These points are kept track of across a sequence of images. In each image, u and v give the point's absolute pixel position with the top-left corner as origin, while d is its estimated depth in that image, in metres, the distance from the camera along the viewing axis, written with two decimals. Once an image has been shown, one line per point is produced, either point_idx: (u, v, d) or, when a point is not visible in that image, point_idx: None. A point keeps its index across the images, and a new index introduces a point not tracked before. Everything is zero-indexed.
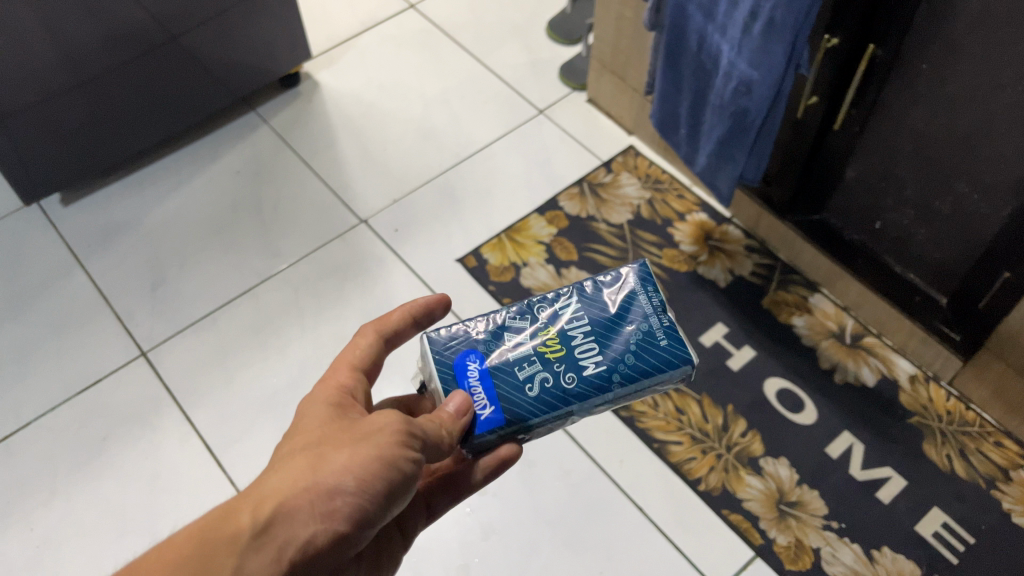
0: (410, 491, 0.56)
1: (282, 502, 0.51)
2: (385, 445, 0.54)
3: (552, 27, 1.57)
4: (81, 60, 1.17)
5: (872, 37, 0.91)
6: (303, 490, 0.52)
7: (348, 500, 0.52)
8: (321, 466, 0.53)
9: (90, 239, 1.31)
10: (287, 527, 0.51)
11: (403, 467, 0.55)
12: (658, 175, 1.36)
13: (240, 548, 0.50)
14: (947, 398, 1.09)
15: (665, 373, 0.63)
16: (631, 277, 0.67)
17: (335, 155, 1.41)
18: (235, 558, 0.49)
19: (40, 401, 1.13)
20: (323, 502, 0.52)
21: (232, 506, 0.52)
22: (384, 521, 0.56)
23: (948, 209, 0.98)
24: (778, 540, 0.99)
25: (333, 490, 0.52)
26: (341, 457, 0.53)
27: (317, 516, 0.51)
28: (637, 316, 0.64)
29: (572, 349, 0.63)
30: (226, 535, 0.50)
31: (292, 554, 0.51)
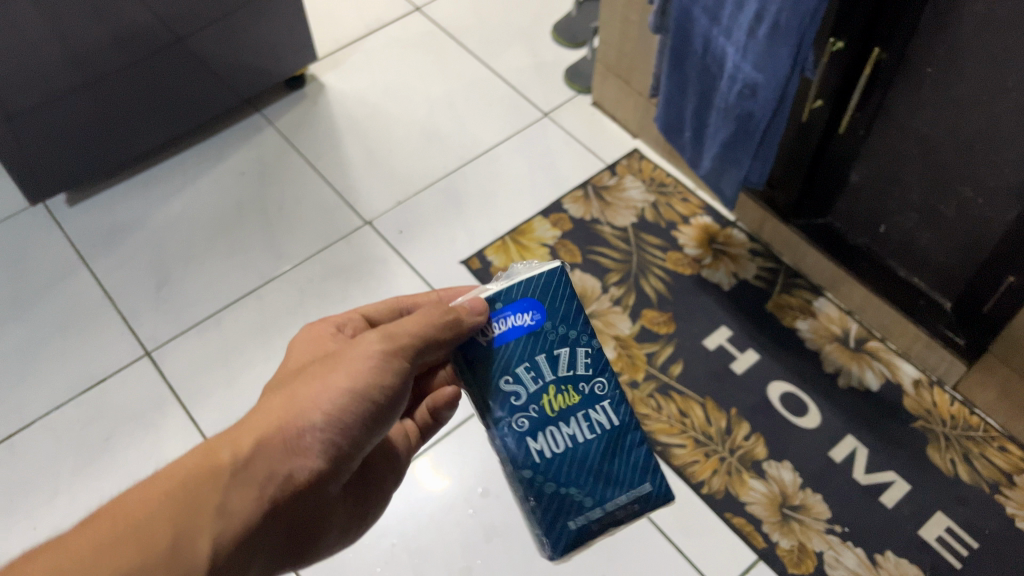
0: (387, 416, 0.60)
1: (259, 440, 0.55)
2: (358, 376, 0.58)
3: (556, 31, 1.57)
4: (87, 60, 1.17)
5: (877, 41, 0.91)
6: (277, 429, 0.55)
7: (318, 436, 0.56)
8: (295, 401, 0.56)
9: (95, 239, 1.31)
10: (264, 466, 0.54)
11: (376, 396, 0.58)
12: (663, 179, 1.36)
13: (221, 486, 0.52)
14: (951, 403, 1.09)
15: (538, 530, 0.59)
16: (649, 489, 0.61)
17: (340, 157, 1.41)
18: (218, 496, 0.52)
19: (44, 400, 1.14)
20: (294, 439, 0.55)
21: (213, 441, 0.55)
22: (364, 448, 0.60)
23: (952, 212, 0.98)
24: (781, 544, 0.98)
25: (305, 427, 0.56)
26: (314, 392, 0.57)
27: (290, 453, 0.55)
28: (601, 495, 0.60)
29: (558, 416, 0.60)
30: (207, 471, 0.52)
31: (270, 490, 0.55)
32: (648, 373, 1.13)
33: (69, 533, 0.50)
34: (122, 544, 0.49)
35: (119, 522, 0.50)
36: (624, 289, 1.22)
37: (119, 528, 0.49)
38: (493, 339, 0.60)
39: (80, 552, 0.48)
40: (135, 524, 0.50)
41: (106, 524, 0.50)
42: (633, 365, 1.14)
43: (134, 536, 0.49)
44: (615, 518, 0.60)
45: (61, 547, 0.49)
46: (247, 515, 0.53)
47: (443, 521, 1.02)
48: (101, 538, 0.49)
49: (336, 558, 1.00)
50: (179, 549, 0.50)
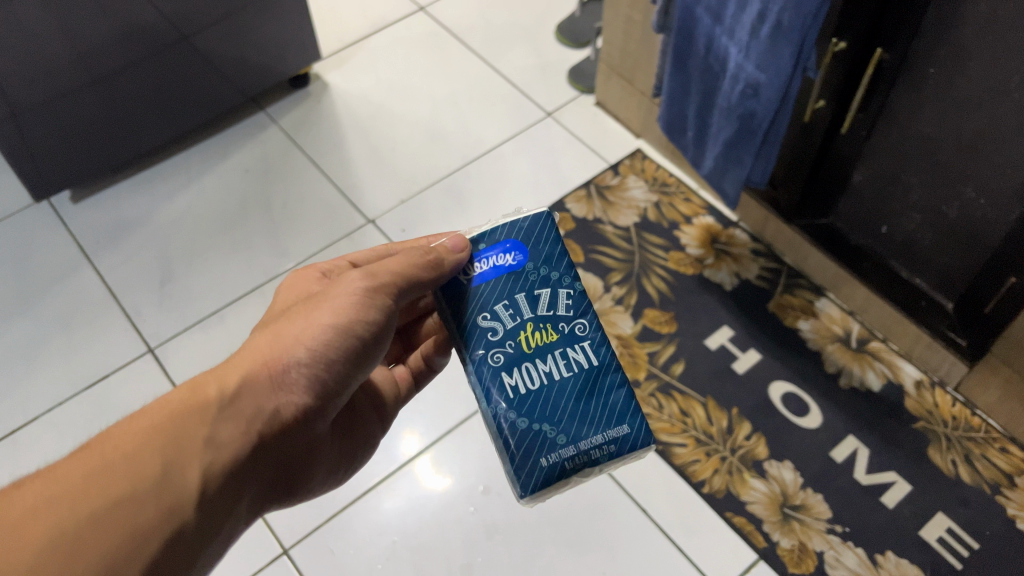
0: (370, 354, 0.61)
1: (245, 375, 0.55)
2: (341, 312, 0.58)
3: (560, 31, 1.58)
4: (92, 58, 1.18)
5: (880, 42, 0.91)
6: (263, 365, 0.56)
7: (303, 370, 0.57)
8: (280, 338, 0.57)
9: (99, 235, 1.32)
10: (251, 400, 0.54)
11: (360, 331, 0.59)
12: (666, 178, 1.36)
13: (209, 419, 0.52)
14: (952, 404, 1.09)
15: (510, 466, 0.57)
16: (627, 431, 0.59)
17: (344, 156, 1.41)
18: (206, 429, 0.52)
19: (48, 396, 1.14)
20: (280, 374, 0.56)
21: (198, 378, 0.54)
22: (348, 387, 0.61)
23: (955, 213, 0.98)
24: (781, 544, 0.98)
25: (290, 362, 0.56)
26: (297, 329, 0.57)
27: (275, 388, 0.56)
28: (578, 434, 0.58)
29: (535, 352, 0.60)
30: (193, 406, 0.52)
31: (258, 425, 0.55)
32: (650, 372, 1.13)
33: (58, 465, 0.49)
34: (111, 475, 0.48)
35: (109, 454, 0.49)
36: (627, 288, 1.22)
37: (108, 459, 0.49)
38: (474, 277, 0.61)
39: (70, 482, 0.48)
40: (125, 455, 0.49)
41: (96, 455, 0.49)
42: (634, 364, 1.14)
43: (124, 467, 0.49)
44: (591, 460, 0.58)
45: (51, 477, 0.48)
46: (236, 448, 0.53)
47: (444, 519, 1.02)
48: (90, 468, 0.49)
49: (337, 556, 1.00)
50: (168, 479, 0.50)
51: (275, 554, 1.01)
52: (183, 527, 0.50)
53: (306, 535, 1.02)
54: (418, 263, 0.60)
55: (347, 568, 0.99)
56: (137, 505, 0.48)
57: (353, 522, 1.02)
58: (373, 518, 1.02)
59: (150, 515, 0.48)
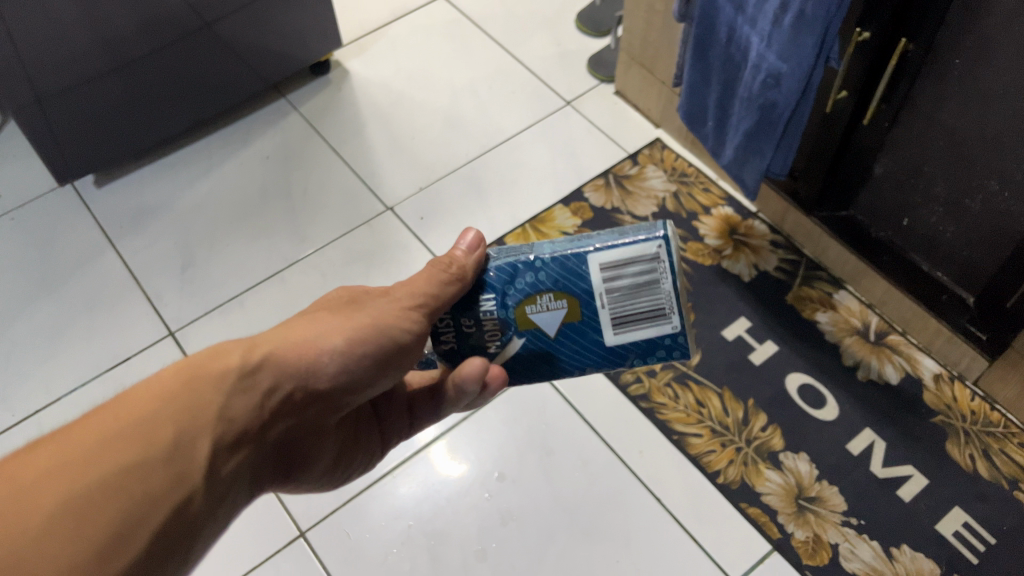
0: (401, 362, 0.62)
1: (273, 350, 0.55)
2: (384, 316, 0.61)
3: (581, 19, 1.57)
4: (117, 44, 1.19)
5: (905, 32, 0.89)
6: (291, 343, 0.56)
7: (334, 359, 0.57)
8: (320, 327, 0.58)
9: (122, 220, 1.33)
10: (272, 374, 0.54)
11: (396, 336, 0.60)
12: (684, 168, 1.35)
13: (226, 387, 0.51)
14: (971, 398, 1.08)
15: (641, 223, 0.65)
16: (675, 328, 0.63)
17: (364, 143, 1.42)
18: (222, 398, 0.51)
19: (71, 376, 1.16)
20: (307, 357, 0.56)
21: (223, 345, 0.54)
22: (373, 386, 0.61)
23: (978, 206, 0.97)
24: (796, 535, 0.98)
25: (325, 348, 0.57)
26: (335, 322, 0.59)
27: (302, 368, 0.56)
28: None
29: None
30: (212, 372, 0.51)
31: (271, 400, 0.54)
32: (666, 362, 1.13)
33: (71, 428, 0.47)
34: (126, 441, 0.46)
35: (122, 418, 0.47)
36: None
37: (121, 425, 0.47)
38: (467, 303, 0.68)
39: (83, 445, 0.45)
40: (139, 421, 0.47)
41: (111, 419, 0.47)
42: None
43: (137, 435, 0.47)
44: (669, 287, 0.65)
45: (62, 441, 0.46)
46: (248, 419, 0.52)
47: (459, 505, 1.03)
48: (106, 430, 0.46)
49: (354, 539, 1.01)
50: (181, 447, 0.48)
51: (292, 537, 1.02)
52: (191, 499, 0.48)
53: (322, 518, 1.03)
54: (441, 276, 0.62)
55: (362, 552, 1.00)
56: (145, 474, 0.46)
57: (369, 506, 1.03)
58: (389, 503, 1.03)
59: (160, 482, 0.46)
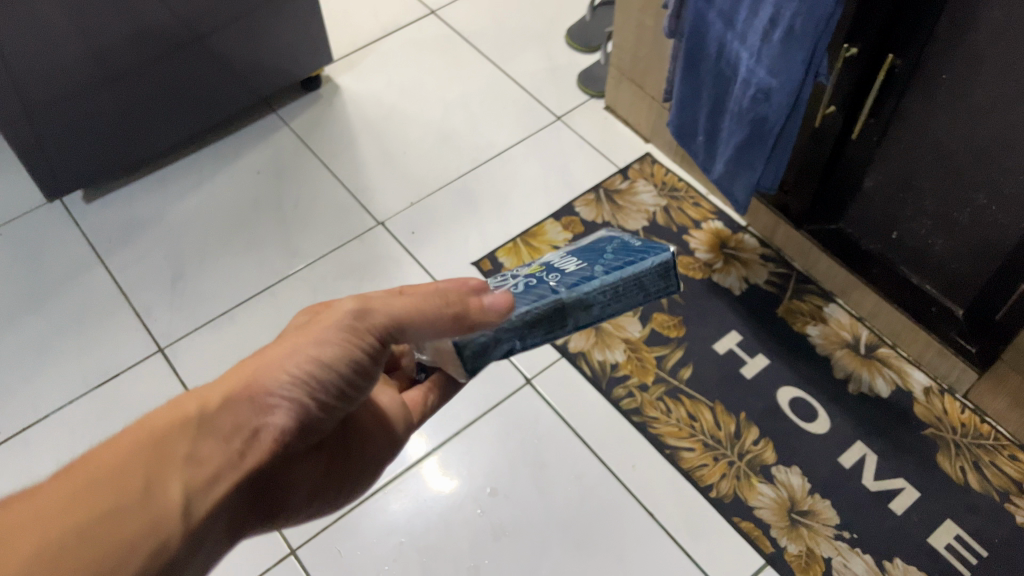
0: (363, 382, 0.59)
1: (228, 395, 0.53)
2: (333, 340, 0.56)
3: (571, 35, 1.58)
4: (108, 57, 1.19)
5: (893, 47, 0.90)
6: (248, 386, 0.54)
7: (288, 397, 0.54)
8: (271, 361, 0.55)
9: (110, 236, 1.33)
10: (231, 420, 0.52)
11: (348, 364, 0.56)
12: (674, 183, 1.36)
13: (189, 437, 0.50)
14: (961, 411, 1.09)
15: (649, 259, 0.61)
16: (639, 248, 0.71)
17: (354, 158, 1.42)
18: (186, 448, 0.50)
19: (60, 393, 1.15)
20: (265, 398, 0.53)
21: (178, 397, 0.52)
22: (338, 412, 0.58)
23: (966, 219, 0.98)
24: (789, 549, 0.98)
25: (278, 385, 0.54)
26: (287, 351, 0.55)
27: (258, 410, 0.53)
28: (623, 240, 0.67)
29: (535, 273, 0.65)
30: (170, 424, 0.50)
31: (239, 445, 0.52)
32: (658, 376, 1.13)
33: (41, 487, 0.47)
34: (96, 494, 0.46)
35: (90, 471, 0.47)
36: None
37: (90, 477, 0.47)
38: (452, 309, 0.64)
39: (50, 501, 0.45)
40: (106, 473, 0.47)
41: (77, 476, 0.47)
42: (642, 368, 1.14)
43: (106, 483, 0.47)
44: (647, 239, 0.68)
45: (33, 501, 0.46)
46: (217, 467, 0.51)
47: (451, 520, 1.02)
48: (72, 486, 0.46)
49: (344, 556, 1.00)
50: (150, 494, 0.47)
51: (283, 555, 1.01)
52: (169, 541, 0.47)
53: (313, 536, 1.02)
54: (431, 300, 0.57)
55: (354, 569, 0.99)
56: (121, 520, 0.46)
57: (360, 522, 1.03)
58: (380, 519, 1.03)
59: (136, 527, 0.46)
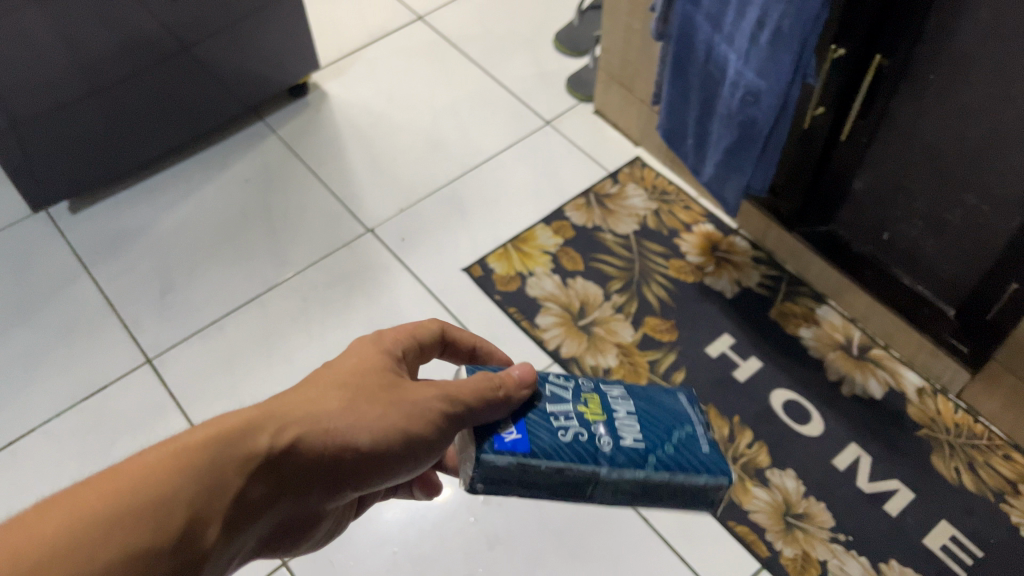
0: (417, 463, 0.58)
1: (300, 436, 0.51)
2: (414, 417, 0.56)
3: (559, 40, 1.58)
4: (92, 67, 1.18)
5: (880, 47, 0.90)
6: (319, 431, 0.52)
7: (356, 458, 0.54)
8: (350, 413, 0.54)
9: (97, 247, 1.31)
10: (293, 462, 0.51)
11: (415, 443, 0.56)
12: (665, 186, 1.36)
13: (248, 470, 0.48)
14: (955, 411, 1.08)
15: (703, 477, 0.57)
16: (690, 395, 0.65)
17: (343, 165, 1.41)
18: (240, 481, 0.48)
19: (47, 407, 1.13)
20: (334, 453, 0.53)
21: (253, 415, 0.50)
22: (381, 481, 0.57)
23: (957, 220, 0.98)
24: (785, 553, 0.98)
25: (351, 442, 0.53)
26: (369, 413, 0.54)
27: (323, 462, 0.52)
28: (685, 421, 0.60)
29: (597, 425, 0.57)
30: (238, 451, 0.48)
31: (286, 491, 0.51)
32: (651, 381, 1.13)
33: (81, 485, 0.43)
34: (145, 516, 0.43)
35: (140, 485, 0.43)
36: (626, 296, 1.22)
37: (141, 495, 0.43)
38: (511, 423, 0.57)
39: (91, 512, 0.41)
40: (156, 491, 0.44)
41: (122, 484, 0.43)
42: (635, 372, 1.14)
43: (153, 509, 0.43)
44: (706, 424, 0.61)
45: (72, 500, 0.42)
46: (257, 510, 0.49)
47: (445, 529, 1.01)
48: (122, 488, 0.43)
49: (338, 567, 0.99)
50: (193, 532, 0.45)
51: (274, 566, 1.00)
52: None
53: None
54: (488, 394, 0.56)
55: None
56: (158, 559, 0.42)
57: (353, 532, 1.01)
58: (374, 528, 1.02)
59: (168, 559, 0.43)
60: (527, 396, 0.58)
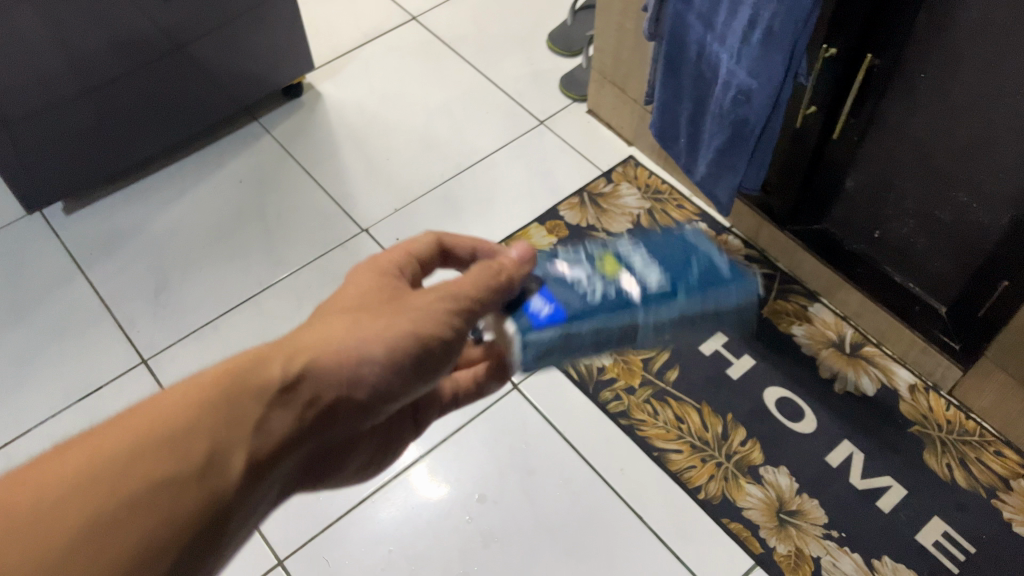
0: (435, 372, 0.57)
1: (314, 359, 0.50)
2: (423, 323, 0.54)
3: (552, 39, 1.58)
4: (86, 67, 1.18)
5: (872, 46, 0.91)
6: (332, 351, 0.51)
7: (375, 371, 0.51)
8: (356, 328, 0.52)
9: (91, 248, 1.32)
10: (315, 382, 0.49)
11: (432, 348, 0.55)
12: (658, 185, 1.36)
13: (267, 400, 0.47)
14: (946, 408, 1.09)
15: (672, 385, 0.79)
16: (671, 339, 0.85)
17: (337, 165, 1.41)
18: (260, 410, 0.47)
19: (43, 407, 1.14)
20: (349, 371, 0.51)
21: (264, 350, 0.50)
22: (406, 397, 0.56)
23: (948, 218, 0.99)
24: (778, 549, 0.98)
25: (365, 359, 0.51)
26: (377, 326, 0.52)
27: (342, 382, 0.51)
28: None
29: (613, 284, 0.85)
30: (254, 383, 0.47)
31: (310, 412, 0.49)
32: (644, 379, 1.13)
33: (99, 431, 0.44)
34: (160, 453, 0.43)
35: (155, 427, 0.44)
36: None
37: (154, 436, 0.43)
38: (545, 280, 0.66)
39: (109, 454, 0.42)
40: (171, 432, 0.44)
41: (139, 424, 0.44)
42: (628, 371, 1.14)
43: (167, 448, 0.43)
44: None
45: (94, 443, 0.43)
46: (283, 438, 0.48)
47: (440, 527, 1.02)
48: (119, 443, 0.43)
49: (333, 565, 0.99)
50: (215, 462, 0.45)
51: (269, 565, 1.00)
52: (224, 514, 0.45)
53: (301, 545, 1.01)
54: (492, 283, 0.60)
55: None
56: (177, 491, 0.43)
57: (348, 530, 1.02)
58: (369, 527, 1.02)
59: (191, 504, 0.43)
60: (528, 270, 0.65)
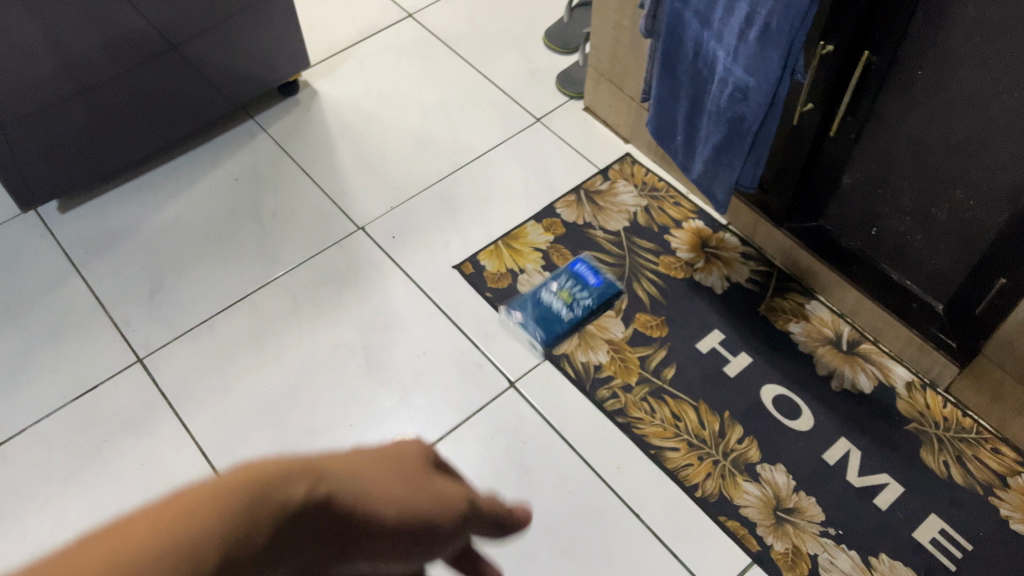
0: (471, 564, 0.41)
1: (424, 465, 0.35)
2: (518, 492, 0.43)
3: (549, 37, 1.58)
4: (80, 66, 1.18)
5: (868, 43, 0.90)
6: (425, 457, 0.36)
7: (469, 526, 0.36)
8: (437, 475, 0.35)
9: (87, 246, 1.31)
10: (435, 489, 0.35)
11: (482, 523, 0.38)
12: (655, 183, 1.36)
13: (426, 482, 0.34)
14: (944, 405, 1.09)
15: None
16: None
17: (333, 163, 1.41)
18: (428, 512, 0.33)
19: (38, 407, 1.13)
20: (469, 515, 0.36)
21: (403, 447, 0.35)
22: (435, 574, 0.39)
23: (945, 215, 0.99)
24: (775, 547, 0.98)
25: (454, 500, 0.35)
26: (448, 480, 0.36)
27: (469, 514, 0.36)
28: None
29: None
30: (409, 462, 0.34)
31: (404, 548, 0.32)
32: (642, 377, 1.13)
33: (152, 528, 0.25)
34: (308, 530, 0.28)
35: (294, 483, 0.28)
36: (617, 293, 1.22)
37: (316, 495, 0.28)
38: None
39: (201, 509, 0.25)
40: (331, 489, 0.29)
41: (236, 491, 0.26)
42: (625, 369, 1.14)
43: (323, 531, 0.28)
44: None
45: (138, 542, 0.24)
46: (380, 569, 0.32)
47: None
48: (328, 523, 0.28)
49: None
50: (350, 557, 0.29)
51: None
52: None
53: None
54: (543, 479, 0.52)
55: None
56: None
57: None
58: None
59: None
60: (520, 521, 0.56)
